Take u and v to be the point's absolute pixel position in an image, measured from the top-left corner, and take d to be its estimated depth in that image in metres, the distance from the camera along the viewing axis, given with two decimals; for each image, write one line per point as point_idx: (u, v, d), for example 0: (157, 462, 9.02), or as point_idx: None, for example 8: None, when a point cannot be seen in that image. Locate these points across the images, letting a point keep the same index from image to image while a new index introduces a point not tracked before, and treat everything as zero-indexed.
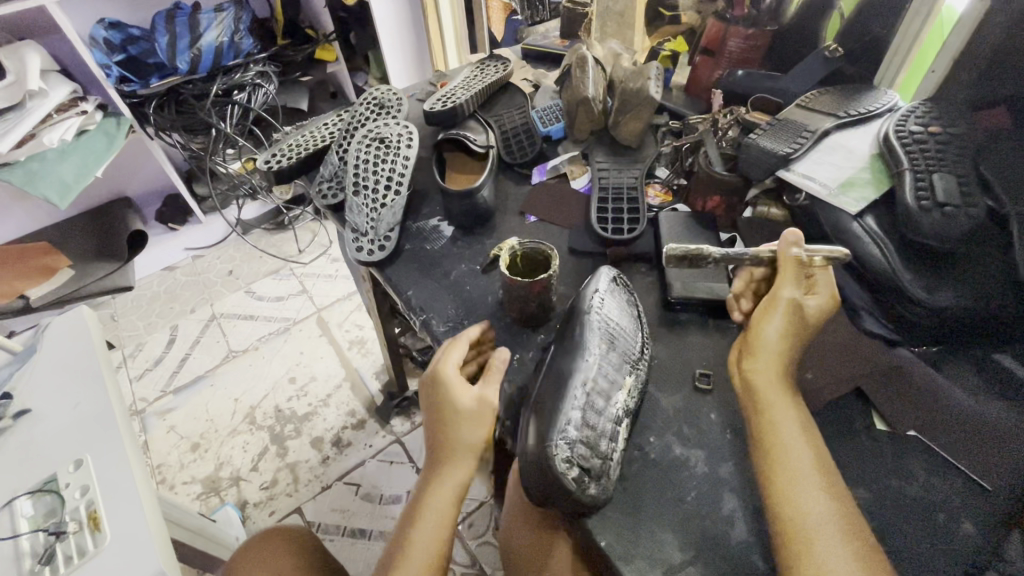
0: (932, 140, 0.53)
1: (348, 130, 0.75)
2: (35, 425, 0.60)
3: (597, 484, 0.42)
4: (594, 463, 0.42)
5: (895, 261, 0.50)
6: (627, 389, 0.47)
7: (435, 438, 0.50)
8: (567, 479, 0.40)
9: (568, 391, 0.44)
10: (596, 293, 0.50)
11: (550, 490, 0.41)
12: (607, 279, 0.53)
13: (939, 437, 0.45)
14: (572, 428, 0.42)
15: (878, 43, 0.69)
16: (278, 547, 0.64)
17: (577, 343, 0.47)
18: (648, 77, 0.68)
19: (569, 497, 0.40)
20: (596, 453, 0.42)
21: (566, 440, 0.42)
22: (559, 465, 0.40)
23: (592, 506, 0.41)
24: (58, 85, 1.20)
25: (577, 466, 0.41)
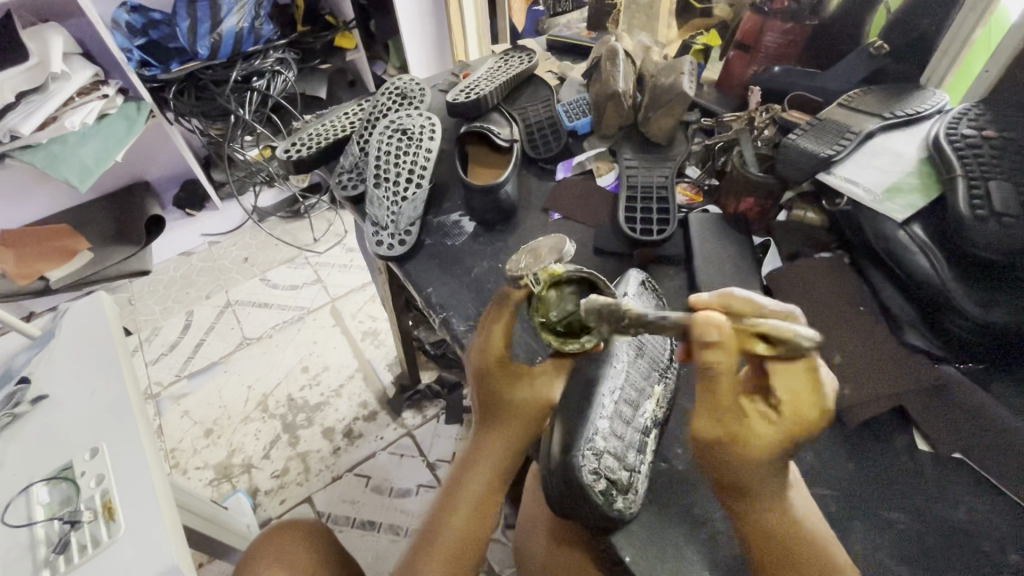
0: (987, 145, 0.51)
1: (369, 121, 0.74)
2: (52, 411, 0.59)
3: (625, 498, 0.40)
4: (621, 475, 0.41)
5: (945, 271, 0.47)
6: (656, 399, 0.46)
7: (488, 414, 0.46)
8: (594, 492, 0.39)
9: (596, 399, 0.43)
10: (625, 298, 0.49)
11: (575, 503, 0.40)
12: (636, 283, 0.51)
13: (987, 461, 0.43)
14: (599, 439, 0.41)
15: (925, 40, 0.65)
16: (292, 542, 0.63)
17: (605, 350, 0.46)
18: (681, 72, 0.66)
19: (595, 510, 0.39)
20: (624, 464, 0.41)
21: (593, 451, 0.41)
22: (585, 476, 0.39)
23: (618, 521, 0.40)
24: (80, 69, 1.21)
25: (604, 478, 0.40)
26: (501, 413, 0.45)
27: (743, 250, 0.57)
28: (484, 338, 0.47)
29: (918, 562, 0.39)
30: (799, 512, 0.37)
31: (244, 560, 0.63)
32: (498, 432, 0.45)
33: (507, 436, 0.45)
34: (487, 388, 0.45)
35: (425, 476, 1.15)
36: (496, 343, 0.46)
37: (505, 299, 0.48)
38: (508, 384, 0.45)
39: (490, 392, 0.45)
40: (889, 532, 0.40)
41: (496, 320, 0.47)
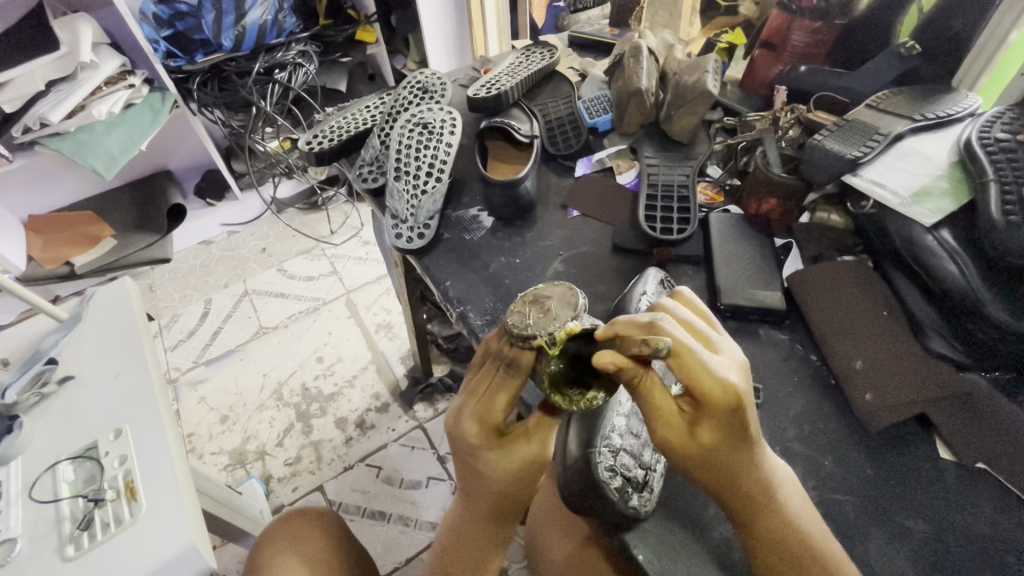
0: (1021, 149, 0.49)
1: (391, 114, 0.74)
2: (78, 392, 0.61)
3: (641, 497, 0.41)
4: (635, 473, 0.41)
5: (975, 277, 0.46)
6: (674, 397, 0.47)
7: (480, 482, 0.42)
8: (609, 488, 0.39)
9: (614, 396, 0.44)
10: (643, 296, 0.49)
11: (587, 498, 0.40)
12: (656, 279, 0.52)
13: (1010, 470, 0.42)
14: (615, 436, 0.42)
15: (958, 41, 0.64)
16: (306, 527, 0.65)
17: None
18: (705, 70, 0.65)
19: (610, 507, 0.39)
20: (639, 462, 0.42)
21: (609, 448, 0.41)
22: (602, 472, 0.40)
23: (633, 518, 0.40)
24: (109, 59, 1.23)
25: (619, 476, 0.40)
26: (500, 482, 0.41)
27: (764, 253, 0.57)
28: (481, 402, 0.40)
29: (935, 570, 0.39)
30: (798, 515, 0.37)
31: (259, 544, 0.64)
32: (493, 497, 0.42)
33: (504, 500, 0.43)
34: (482, 456, 0.40)
35: (435, 469, 1.15)
36: (497, 412, 0.40)
37: (510, 363, 0.39)
38: (511, 450, 0.40)
39: (487, 464, 0.41)
40: (908, 540, 0.40)
41: (498, 388, 0.39)
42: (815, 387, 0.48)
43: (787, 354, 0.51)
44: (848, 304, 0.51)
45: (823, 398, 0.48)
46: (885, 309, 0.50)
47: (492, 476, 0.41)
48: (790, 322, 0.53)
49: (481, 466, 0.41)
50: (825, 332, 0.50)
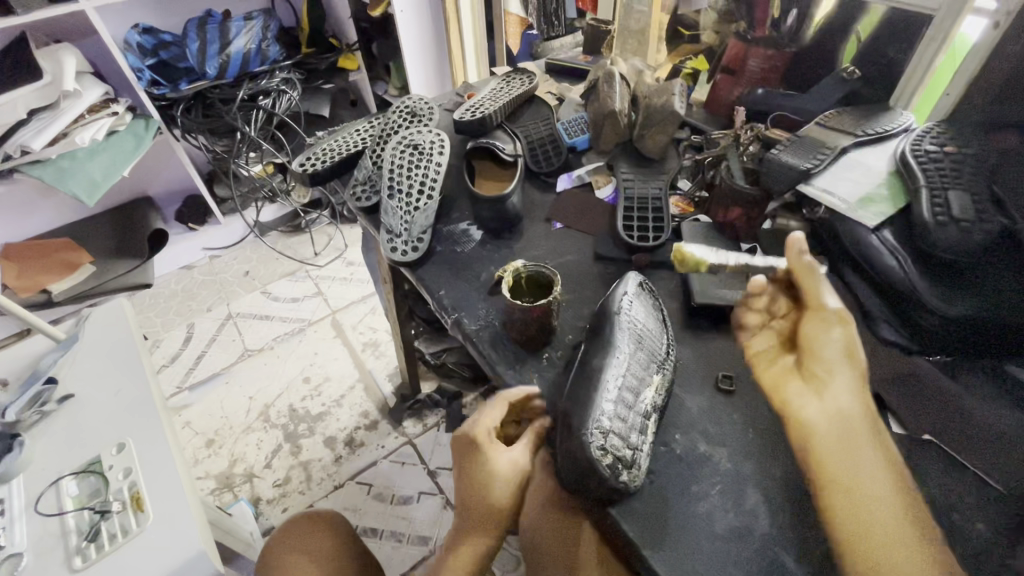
0: (947, 159, 0.56)
1: (381, 137, 0.78)
2: (79, 410, 0.62)
3: (630, 473, 0.45)
4: (625, 452, 0.45)
5: (913, 273, 0.53)
6: (656, 382, 0.50)
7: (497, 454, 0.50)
8: (601, 466, 0.43)
9: (600, 383, 0.47)
10: (625, 297, 0.54)
11: (584, 478, 0.44)
12: (636, 283, 0.56)
13: (954, 442, 0.47)
14: (606, 419, 0.45)
15: (894, 66, 0.72)
16: (318, 529, 0.70)
17: (608, 340, 0.50)
18: (673, 93, 0.71)
19: (603, 484, 0.43)
20: (627, 443, 0.45)
21: (600, 430, 0.44)
22: (593, 451, 0.43)
23: (624, 493, 0.44)
24: (92, 87, 1.25)
25: (611, 455, 0.44)
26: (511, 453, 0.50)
27: (732, 256, 0.62)
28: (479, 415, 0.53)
29: None
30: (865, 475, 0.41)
31: (274, 539, 0.70)
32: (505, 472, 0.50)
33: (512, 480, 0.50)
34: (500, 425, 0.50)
35: (426, 483, 1.16)
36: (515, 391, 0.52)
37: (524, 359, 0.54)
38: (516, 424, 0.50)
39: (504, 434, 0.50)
40: None
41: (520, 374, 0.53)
42: None
43: None
44: None
45: None
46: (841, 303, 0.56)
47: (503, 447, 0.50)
48: None
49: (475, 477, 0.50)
50: None
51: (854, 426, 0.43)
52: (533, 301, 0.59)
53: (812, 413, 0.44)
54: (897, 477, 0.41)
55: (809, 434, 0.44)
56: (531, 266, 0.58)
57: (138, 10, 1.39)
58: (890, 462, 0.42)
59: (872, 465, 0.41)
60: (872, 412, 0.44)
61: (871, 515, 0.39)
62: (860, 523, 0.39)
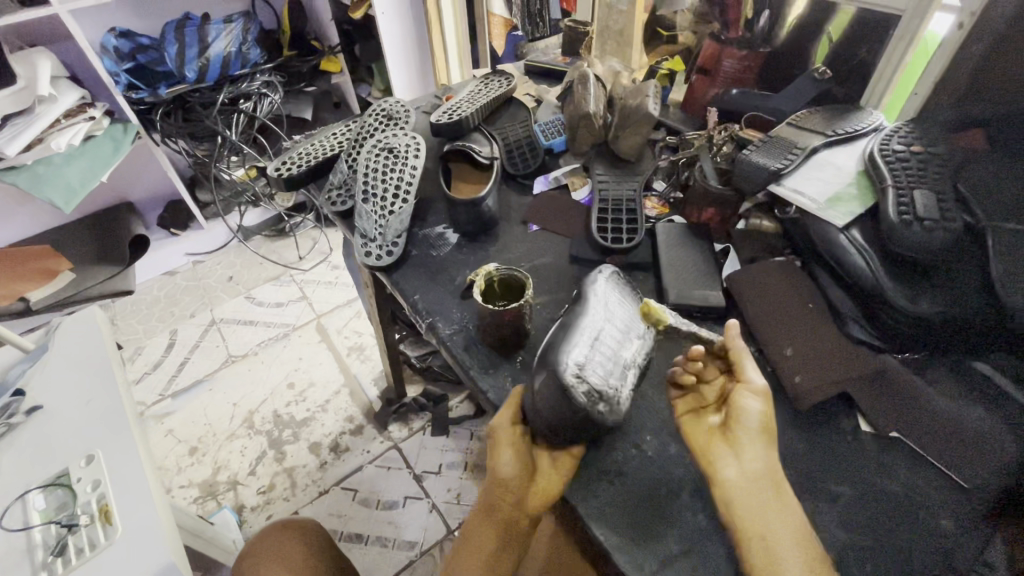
0: (914, 159, 0.57)
1: (357, 140, 0.78)
2: (47, 422, 0.61)
3: (608, 405, 0.43)
4: (604, 384, 0.43)
5: (880, 272, 0.53)
6: (636, 335, 0.49)
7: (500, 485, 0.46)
8: (578, 393, 0.42)
9: (577, 327, 0.46)
10: (596, 269, 0.55)
11: (564, 410, 0.42)
12: (607, 261, 0.56)
13: (921, 438, 0.48)
14: (582, 354, 0.44)
15: (865, 66, 0.72)
16: (290, 540, 0.69)
17: (581, 298, 0.50)
18: (647, 95, 0.71)
19: (580, 412, 0.42)
20: (605, 378, 0.44)
21: (576, 364, 0.43)
22: (570, 379, 0.42)
23: (603, 425, 0.42)
24: (67, 92, 1.23)
25: (589, 385, 0.43)
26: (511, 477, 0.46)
27: (705, 256, 0.62)
28: (495, 467, 0.47)
29: (863, 529, 0.43)
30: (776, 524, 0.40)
31: (250, 544, 0.70)
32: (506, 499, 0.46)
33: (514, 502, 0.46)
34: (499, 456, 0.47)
35: (412, 488, 1.16)
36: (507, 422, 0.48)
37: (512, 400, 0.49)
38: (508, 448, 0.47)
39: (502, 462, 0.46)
40: (837, 503, 0.45)
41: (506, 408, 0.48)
42: None
43: None
44: (779, 298, 0.56)
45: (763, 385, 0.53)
46: (810, 301, 0.56)
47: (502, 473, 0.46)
48: (730, 318, 0.59)
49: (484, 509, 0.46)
50: (759, 323, 0.55)
51: (762, 483, 0.42)
52: (504, 304, 0.58)
53: (729, 472, 0.43)
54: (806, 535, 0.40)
55: (722, 487, 0.42)
56: (503, 268, 0.58)
57: (114, 13, 1.37)
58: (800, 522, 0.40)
59: (779, 524, 0.40)
60: (775, 473, 0.42)
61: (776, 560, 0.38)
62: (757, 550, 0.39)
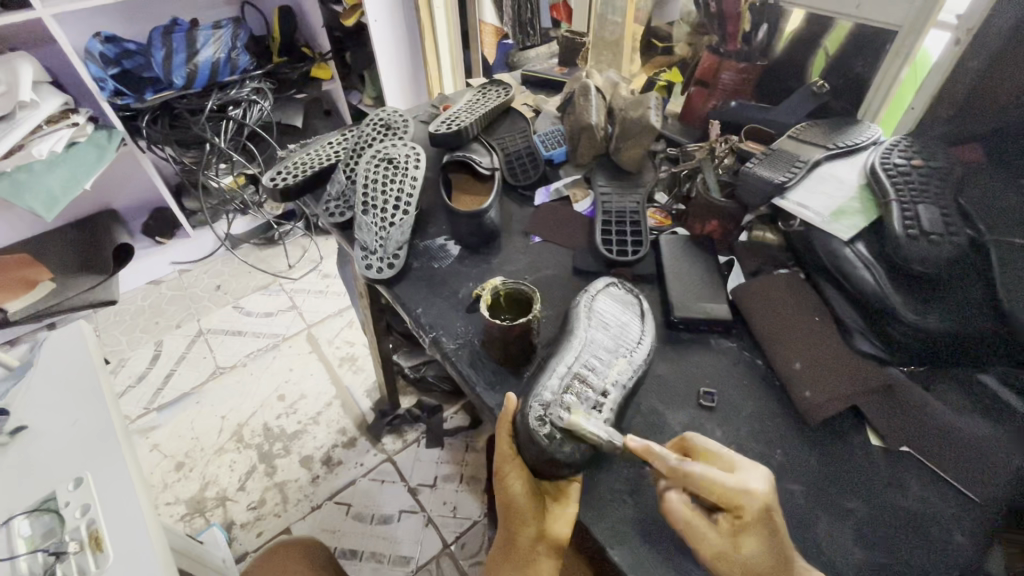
0: (915, 173, 0.58)
1: (355, 150, 0.77)
2: (33, 442, 0.59)
3: (574, 445, 0.44)
4: (571, 423, 0.45)
5: (886, 285, 0.54)
6: (618, 368, 0.50)
7: (511, 513, 0.45)
8: (539, 436, 0.44)
9: (549, 367, 0.49)
10: (591, 289, 0.56)
11: (530, 450, 0.45)
12: (600, 286, 0.57)
13: (928, 451, 0.48)
14: (549, 393, 0.46)
15: (861, 79, 0.73)
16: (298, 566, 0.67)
17: (568, 327, 0.52)
18: (648, 107, 0.71)
19: (544, 451, 0.44)
20: (575, 416, 0.45)
21: (540, 403, 0.46)
22: (531, 421, 0.45)
23: (568, 464, 0.44)
24: (50, 97, 1.19)
25: (550, 424, 0.45)
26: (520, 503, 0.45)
27: (710, 269, 0.62)
28: (505, 498, 0.45)
29: (877, 545, 0.44)
30: None
31: (250, 565, 0.69)
32: (520, 528, 0.45)
33: (529, 531, 0.45)
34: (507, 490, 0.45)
35: (407, 501, 1.14)
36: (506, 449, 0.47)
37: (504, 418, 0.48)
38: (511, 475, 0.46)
39: (512, 490, 0.45)
40: (850, 519, 0.45)
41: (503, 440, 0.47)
42: (764, 389, 0.54)
43: (736, 360, 0.56)
44: (787, 310, 0.56)
45: (773, 398, 0.53)
46: (817, 314, 0.56)
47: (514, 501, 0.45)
48: (737, 330, 0.59)
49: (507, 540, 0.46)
50: (767, 337, 0.56)
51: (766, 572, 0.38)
52: (513, 318, 0.58)
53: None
54: None
55: None
56: (507, 281, 0.58)
57: (100, 17, 1.34)
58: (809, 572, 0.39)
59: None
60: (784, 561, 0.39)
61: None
62: None
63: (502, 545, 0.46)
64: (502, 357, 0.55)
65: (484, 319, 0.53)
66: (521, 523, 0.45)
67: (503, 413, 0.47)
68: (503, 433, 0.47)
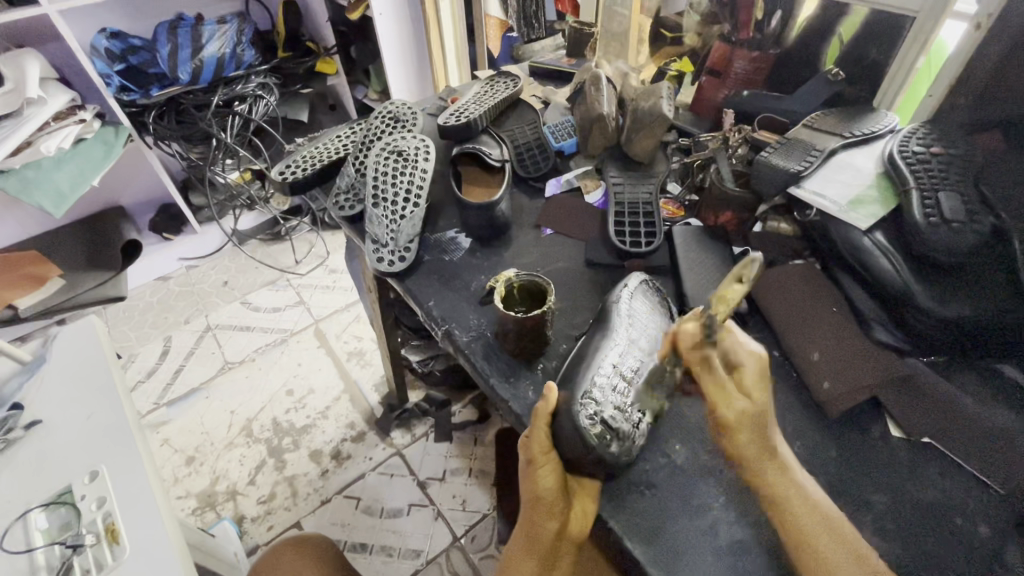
0: (934, 161, 0.57)
1: (364, 143, 0.76)
2: (48, 436, 0.59)
3: (621, 445, 0.44)
4: (619, 425, 0.45)
5: (907, 275, 0.53)
6: None
7: (536, 504, 0.44)
8: (590, 435, 0.43)
9: (595, 363, 0.48)
10: (625, 287, 0.55)
11: (572, 447, 0.44)
12: (636, 283, 0.56)
13: (951, 442, 0.48)
14: (597, 392, 0.46)
15: (876, 67, 0.72)
16: (305, 561, 0.67)
17: (607, 323, 0.52)
18: (660, 96, 0.71)
19: (589, 452, 0.43)
20: (621, 420, 0.45)
21: (590, 401, 0.45)
22: (582, 419, 0.43)
23: (613, 464, 0.44)
24: (57, 93, 1.19)
25: (600, 424, 0.44)
26: (548, 495, 0.43)
27: (724, 261, 0.62)
28: (532, 488, 0.44)
29: (900, 539, 0.43)
30: (817, 499, 0.40)
31: (261, 560, 0.69)
32: (544, 522, 0.43)
33: (552, 526, 0.43)
34: (536, 480, 0.44)
35: (416, 495, 1.14)
36: (540, 436, 0.45)
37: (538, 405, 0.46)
38: (542, 466, 0.44)
39: (542, 480, 0.43)
40: (870, 512, 0.44)
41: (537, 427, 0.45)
42: (780, 380, 0.53)
43: None
44: (806, 301, 0.56)
45: (790, 389, 0.53)
46: (834, 304, 0.55)
47: (543, 493, 0.43)
48: (753, 322, 0.58)
49: (527, 531, 0.44)
50: (784, 329, 0.55)
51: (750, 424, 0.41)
52: (526, 310, 0.58)
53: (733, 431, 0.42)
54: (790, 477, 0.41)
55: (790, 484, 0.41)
56: (521, 273, 0.57)
57: (105, 13, 1.34)
58: (784, 460, 0.41)
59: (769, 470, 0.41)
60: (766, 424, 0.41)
61: (789, 521, 0.39)
62: (807, 521, 0.39)
63: (521, 537, 0.45)
64: (515, 351, 0.55)
65: (498, 311, 0.53)
66: (545, 516, 0.43)
67: (542, 403, 0.45)
68: (540, 425, 0.45)
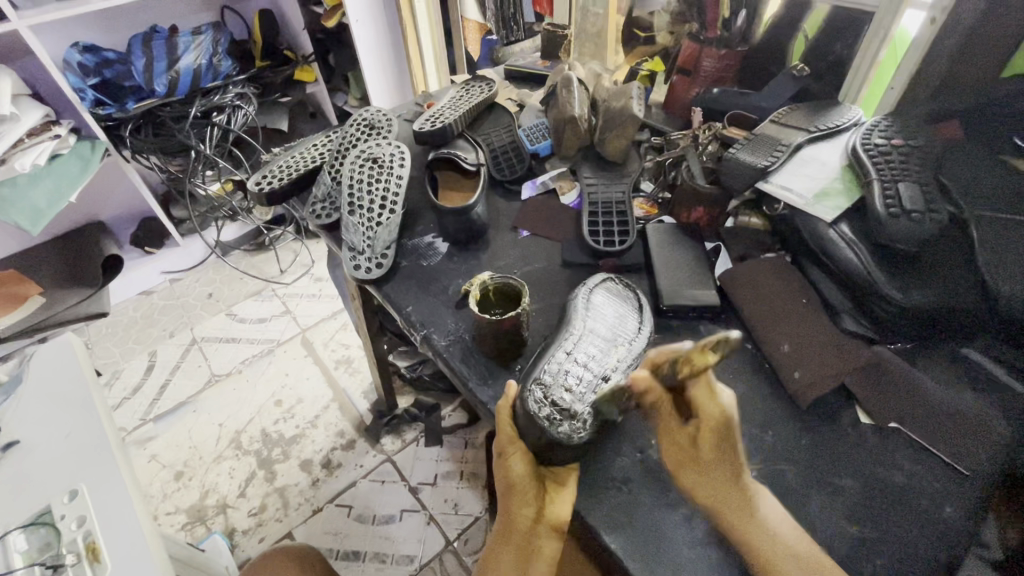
0: (895, 152, 0.59)
1: (339, 151, 0.76)
2: (27, 456, 0.59)
3: (573, 424, 0.45)
4: (569, 405, 0.45)
5: (871, 265, 0.54)
6: (618, 355, 0.50)
7: (511, 493, 0.45)
8: (539, 416, 0.44)
9: (550, 353, 0.49)
10: (585, 283, 0.57)
11: (533, 434, 0.45)
12: (599, 280, 0.57)
13: (919, 427, 0.49)
14: (547, 377, 0.47)
15: (842, 62, 0.74)
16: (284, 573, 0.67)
17: (566, 317, 0.53)
18: (631, 96, 0.71)
19: (542, 433, 0.44)
20: (574, 400, 0.46)
21: (540, 386, 0.46)
22: (530, 403, 0.45)
23: (565, 443, 0.44)
24: (32, 109, 1.17)
25: (550, 406, 0.45)
26: (519, 482, 0.45)
27: (697, 256, 0.63)
28: (505, 477, 0.45)
29: (870, 523, 0.44)
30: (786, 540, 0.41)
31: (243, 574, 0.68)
32: (519, 508, 0.45)
33: (528, 510, 0.45)
34: (506, 469, 0.45)
35: (408, 500, 1.14)
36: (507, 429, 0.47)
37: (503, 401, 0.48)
38: (512, 457, 0.46)
39: (512, 469, 0.45)
40: (841, 498, 0.46)
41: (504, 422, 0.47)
42: (754, 373, 0.54)
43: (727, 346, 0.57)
44: (775, 293, 0.57)
45: (762, 380, 0.54)
46: (804, 296, 0.56)
47: (515, 481, 0.45)
48: (726, 317, 0.59)
49: (507, 520, 0.46)
50: (755, 322, 0.56)
51: (715, 467, 0.42)
52: (502, 312, 0.58)
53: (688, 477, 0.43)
54: (752, 514, 0.42)
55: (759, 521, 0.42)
56: (495, 276, 0.58)
57: (77, 27, 1.32)
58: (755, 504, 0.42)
59: (734, 507, 0.42)
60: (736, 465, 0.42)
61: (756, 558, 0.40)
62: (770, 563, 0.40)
63: (502, 528, 0.47)
64: (495, 354, 0.56)
65: (473, 314, 0.53)
66: (519, 502, 0.45)
67: (502, 398, 0.48)
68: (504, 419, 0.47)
